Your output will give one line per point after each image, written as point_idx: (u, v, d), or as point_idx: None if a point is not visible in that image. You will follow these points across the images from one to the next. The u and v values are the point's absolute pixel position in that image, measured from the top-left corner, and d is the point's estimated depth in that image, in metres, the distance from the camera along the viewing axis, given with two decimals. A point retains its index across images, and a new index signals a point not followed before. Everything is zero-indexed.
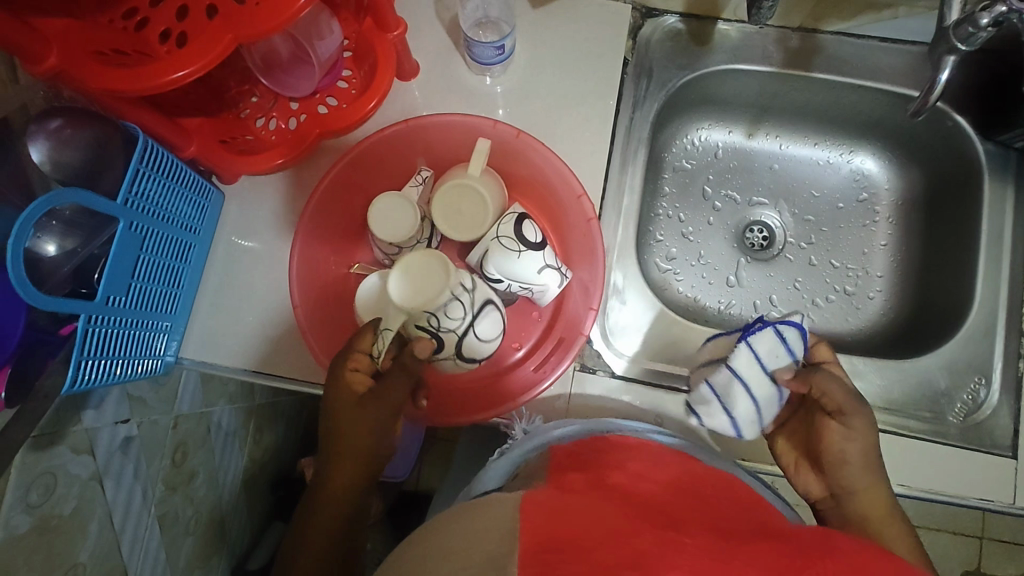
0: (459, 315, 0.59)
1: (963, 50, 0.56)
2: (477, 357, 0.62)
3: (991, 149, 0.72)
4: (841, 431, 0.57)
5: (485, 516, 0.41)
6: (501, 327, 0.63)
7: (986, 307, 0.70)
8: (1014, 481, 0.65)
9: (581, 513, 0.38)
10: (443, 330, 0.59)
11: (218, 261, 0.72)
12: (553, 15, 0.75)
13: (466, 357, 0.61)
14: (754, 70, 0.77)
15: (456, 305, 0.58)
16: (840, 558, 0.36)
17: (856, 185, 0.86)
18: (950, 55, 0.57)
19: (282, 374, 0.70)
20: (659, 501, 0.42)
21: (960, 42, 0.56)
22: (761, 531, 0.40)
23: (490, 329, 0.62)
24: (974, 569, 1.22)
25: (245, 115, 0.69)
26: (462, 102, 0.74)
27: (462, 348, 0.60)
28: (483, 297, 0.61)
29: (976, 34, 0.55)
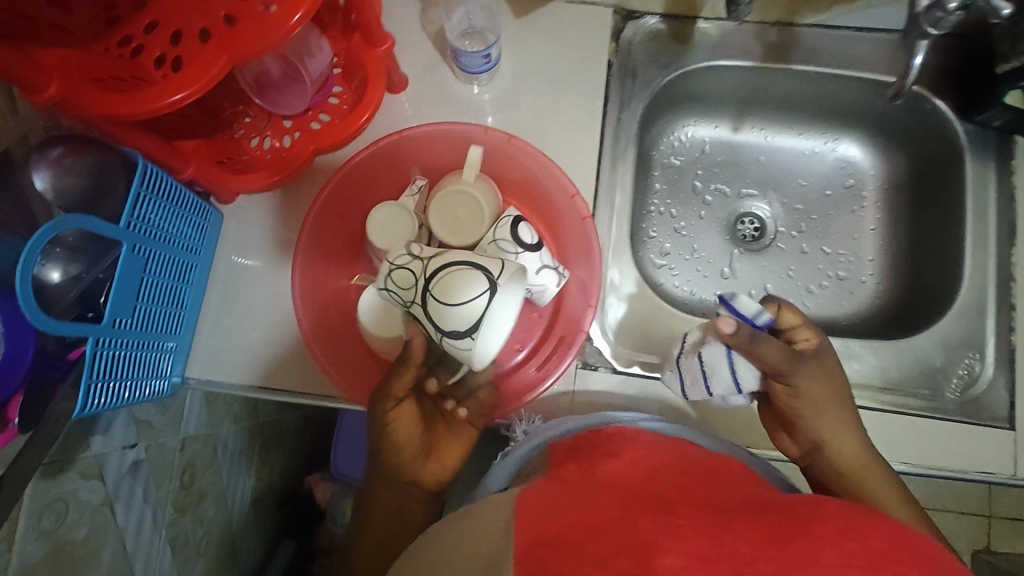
0: (404, 284, 0.57)
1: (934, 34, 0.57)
2: (462, 327, 0.55)
3: (970, 129, 0.74)
4: (790, 395, 0.59)
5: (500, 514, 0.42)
6: (482, 286, 0.54)
7: (975, 283, 0.71)
8: (1013, 452, 0.66)
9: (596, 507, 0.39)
10: (411, 303, 0.58)
11: (218, 280, 0.73)
12: (537, 23, 0.77)
13: (447, 329, 0.55)
14: (736, 66, 0.79)
15: (400, 271, 0.56)
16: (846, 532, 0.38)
17: (842, 173, 0.87)
18: (922, 40, 0.58)
19: (287, 388, 0.71)
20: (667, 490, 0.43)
21: (931, 25, 0.57)
22: (765, 511, 0.42)
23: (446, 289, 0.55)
24: (983, 547, 1.23)
25: (240, 135, 0.70)
26: (452, 111, 0.76)
27: (438, 320, 0.55)
28: (442, 261, 0.56)
29: (945, 18, 0.56)
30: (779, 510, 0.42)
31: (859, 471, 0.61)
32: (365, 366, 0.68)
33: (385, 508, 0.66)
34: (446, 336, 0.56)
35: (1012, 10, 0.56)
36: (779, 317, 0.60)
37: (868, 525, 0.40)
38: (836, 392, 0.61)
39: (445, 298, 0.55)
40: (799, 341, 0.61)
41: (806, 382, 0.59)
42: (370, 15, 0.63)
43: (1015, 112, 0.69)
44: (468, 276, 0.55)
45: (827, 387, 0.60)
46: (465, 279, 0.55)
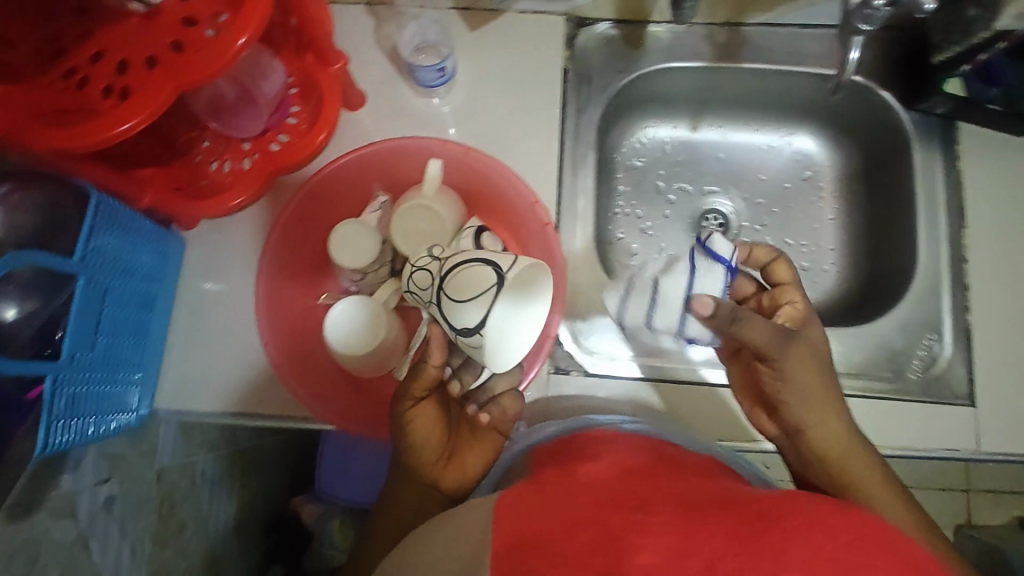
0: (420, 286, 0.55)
1: (866, 29, 0.59)
2: (470, 325, 0.51)
3: (916, 118, 0.77)
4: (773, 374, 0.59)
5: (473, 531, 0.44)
6: (490, 281, 0.51)
7: (930, 265, 0.74)
8: (974, 427, 0.68)
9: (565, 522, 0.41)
10: (428, 303, 0.55)
11: (185, 307, 0.72)
12: (491, 35, 0.78)
13: (458, 327, 0.52)
14: (688, 67, 0.81)
15: (419, 272, 0.55)
16: (797, 513, 0.40)
17: (799, 166, 0.89)
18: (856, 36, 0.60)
19: (261, 412, 0.70)
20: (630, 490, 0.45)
21: (863, 22, 0.59)
22: (724, 501, 0.44)
23: (457, 288, 0.52)
24: (965, 522, 1.26)
25: (198, 160, 0.69)
26: (412, 126, 0.76)
27: (451, 321, 0.53)
28: (455, 258, 0.53)
29: (874, 14, 0.58)
30: (753, 505, 0.42)
31: (853, 463, 0.59)
32: (336, 385, 0.68)
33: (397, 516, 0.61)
34: (458, 336, 0.52)
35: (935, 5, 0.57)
36: (771, 270, 0.65)
37: (841, 515, 0.40)
38: (824, 374, 0.60)
39: (457, 296, 0.52)
40: (786, 303, 0.62)
41: (797, 360, 0.58)
42: (321, 34, 0.64)
43: (954, 99, 0.72)
44: (478, 271, 0.52)
45: (818, 368, 0.59)
46: (474, 276, 0.51)
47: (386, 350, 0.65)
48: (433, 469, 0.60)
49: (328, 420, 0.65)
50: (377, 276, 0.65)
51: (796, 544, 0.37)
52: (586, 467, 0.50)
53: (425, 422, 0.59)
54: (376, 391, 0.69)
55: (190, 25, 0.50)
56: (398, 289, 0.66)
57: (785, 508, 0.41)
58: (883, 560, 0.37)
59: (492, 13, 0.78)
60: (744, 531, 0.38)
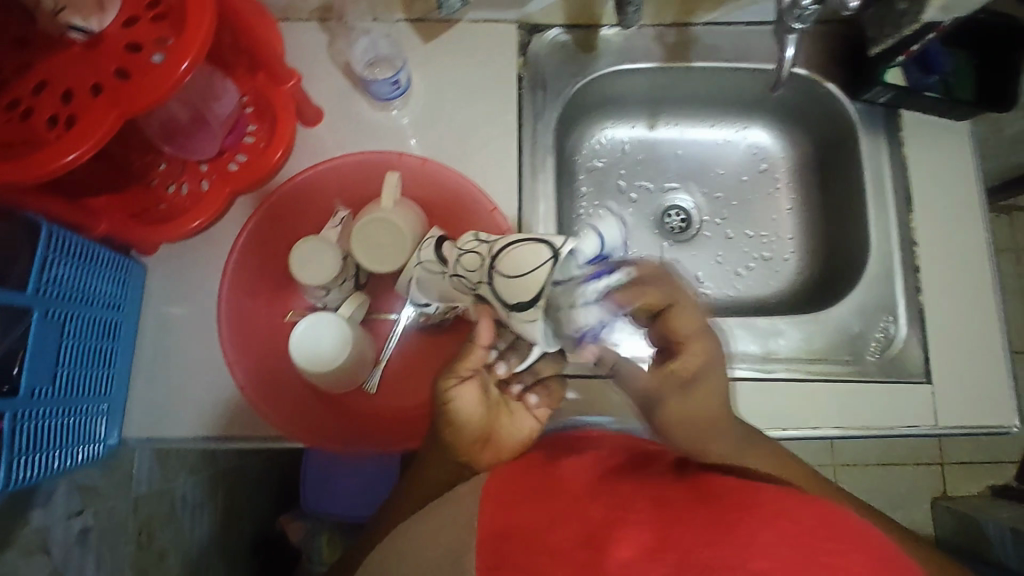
0: (472, 264, 0.55)
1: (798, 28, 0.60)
2: (524, 302, 0.51)
3: (860, 107, 0.79)
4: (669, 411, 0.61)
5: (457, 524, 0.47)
6: (542, 259, 0.50)
7: (882, 250, 0.76)
8: (932, 403, 0.71)
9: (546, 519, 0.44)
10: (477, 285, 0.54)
11: (149, 333, 0.71)
12: (445, 45, 0.78)
13: (513, 304, 0.51)
14: (640, 68, 0.82)
15: (469, 253, 0.55)
16: (757, 506, 0.43)
17: (755, 158, 0.92)
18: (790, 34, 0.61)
19: (234, 434, 0.70)
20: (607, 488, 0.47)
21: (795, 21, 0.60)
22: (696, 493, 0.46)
23: (514, 266, 0.51)
24: (941, 494, 1.30)
25: (154, 183, 0.68)
26: (371, 139, 0.76)
27: (501, 300, 0.52)
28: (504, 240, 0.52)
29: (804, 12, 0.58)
30: (723, 494, 0.45)
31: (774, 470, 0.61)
32: (305, 402, 0.68)
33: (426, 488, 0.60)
34: (510, 313, 0.51)
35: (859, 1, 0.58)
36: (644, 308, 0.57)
37: (806, 504, 0.43)
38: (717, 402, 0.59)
39: (512, 274, 0.51)
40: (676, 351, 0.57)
41: (684, 416, 0.58)
42: (268, 54, 0.64)
43: (896, 89, 0.74)
44: (527, 251, 0.51)
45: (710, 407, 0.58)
46: (528, 255, 0.50)
47: (356, 363, 0.65)
48: (473, 447, 0.58)
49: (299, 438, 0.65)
50: (341, 292, 0.66)
51: (761, 534, 0.39)
52: (573, 462, 0.54)
53: (472, 402, 0.57)
54: (344, 405, 0.69)
55: (135, 50, 0.49)
56: (364, 302, 0.67)
57: (751, 496, 0.44)
58: (843, 548, 0.40)
59: (444, 23, 0.78)
60: (713, 521, 0.41)
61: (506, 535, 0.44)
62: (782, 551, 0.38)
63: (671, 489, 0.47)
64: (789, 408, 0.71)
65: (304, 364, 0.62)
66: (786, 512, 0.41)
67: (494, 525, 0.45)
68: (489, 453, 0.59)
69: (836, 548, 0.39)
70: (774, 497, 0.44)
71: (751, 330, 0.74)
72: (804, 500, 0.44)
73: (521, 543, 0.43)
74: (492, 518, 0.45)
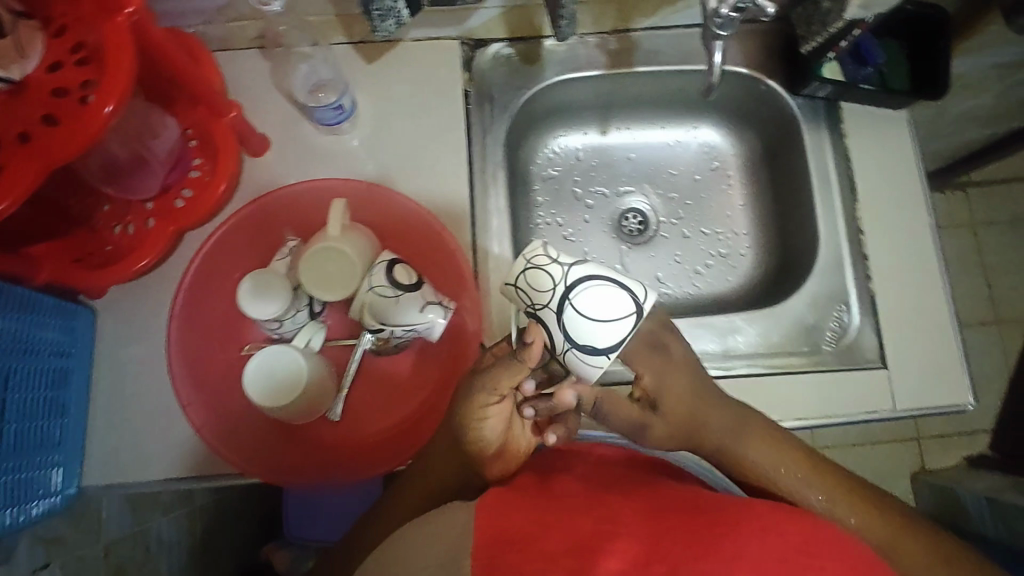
0: (545, 287, 0.50)
1: (723, 36, 0.59)
2: (598, 346, 0.50)
3: (801, 102, 0.81)
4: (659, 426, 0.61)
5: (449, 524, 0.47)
6: (627, 310, 0.49)
7: (831, 241, 0.78)
8: (889, 388, 0.73)
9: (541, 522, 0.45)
10: (541, 306, 0.50)
11: (104, 377, 0.70)
12: (388, 65, 0.78)
13: (580, 343, 0.50)
14: (585, 76, 0.83)
15: (537, 273, 0.50)
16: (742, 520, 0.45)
17: (706, 157, 0.93)
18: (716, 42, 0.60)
19: (197, 473, 0.68)
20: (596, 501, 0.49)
21: (716, 30, 0.58)
22: (679, 505, 0.48)
23: (595, 307, 0.49)
24: (919, 468, 1.33)
25: (100, 225, 0.68)
26: (320, 164, 0.76)
27: (569, 329, 0.50)
28: (586, 273, 0.49)
29: (726, 22, 0.57)
30: (712, 508, 0.47)
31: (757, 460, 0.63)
32: (269, 435, 0.68)
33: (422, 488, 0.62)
34: (573, 348, 0.50)
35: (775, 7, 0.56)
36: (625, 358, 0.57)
37: (789, 518, 0.46)
38: (690, 392, 0.59)
39: (594, 315, 0.49)
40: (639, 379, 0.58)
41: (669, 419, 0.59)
42: (203, 89, 0.64)
43: (833, 83, 0.76)
44: (610, 295, 0.49)
45: (685, 406, 0.59)
46: (611, 298, 0.49)
47: (315, 393, 0.65)
48: (487, 459, 0.56)
49: (262, 477, 0.64)
50: (294, 322, 0.66)
51: (748, 549, 0.43)
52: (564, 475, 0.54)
53: (495, 419, 0.54)
54: (306, 434, 0.68)
55: (60, 95, 0.48)
56: (321, 327, 0.68)
57: (738, 511, 0.46)
58: (820, 563, 0.43)
59: (386, 43, 0.78)
60: (703, 535, 0.44)
61: (503, 539, 0.44)
62: (765, 566, 0.42)
63: (656, 500, 0.50)
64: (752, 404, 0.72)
65: (263, 401, 0.62)
66: (772, 527, 0.44)
67: (492, 530, 0.45)
68: (500, 465, 0.57)
69: (812, 563, 0.43)
70: (758, 509, 0.46)
71: (709, 330, 0.75)
72: (787, 513, 0.47)
73: (520, 551, 0.43)
74: (490, 519, 0.45)
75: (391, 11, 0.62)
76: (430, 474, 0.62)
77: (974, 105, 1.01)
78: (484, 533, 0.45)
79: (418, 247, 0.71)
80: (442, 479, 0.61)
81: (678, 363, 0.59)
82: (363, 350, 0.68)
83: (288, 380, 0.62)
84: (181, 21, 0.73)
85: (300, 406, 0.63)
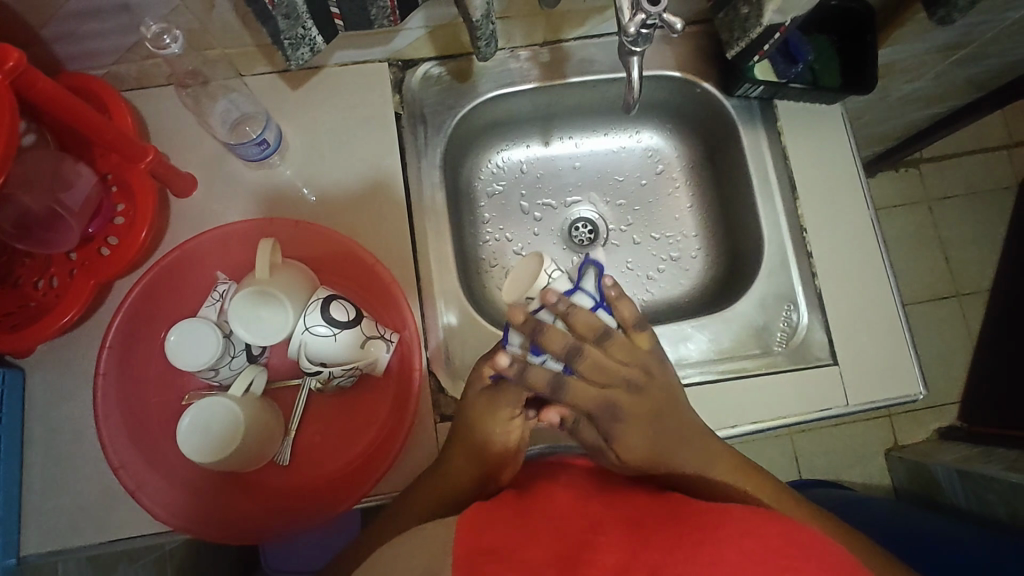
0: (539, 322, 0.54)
1: (639, 51, 0.59)
2: None
3: (736, 103, 0.80)
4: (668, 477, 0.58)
5: (425, 536, 0.47)
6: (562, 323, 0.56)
7: (775, 241, 0.78)
8: (841, 383, 0.73)
9: (512, 531, 0.44)
10: None
11: (35, 440, 0.67)
12: (315, 93, 0.76)
13: None
14: (520, 91, 0.81)
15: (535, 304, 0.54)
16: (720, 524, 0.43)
17: (650, 161, 0.92)
18: (633, 57, 0.60)
19: (143, 532, 0.65)
20: (569, 510, 0.47)
21: (630, 47, 0.59)
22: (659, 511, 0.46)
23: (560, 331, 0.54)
24: (892, 445, 1.33)
25: (21, 281, 0.66)
26: (251, 200, 0.73)
27: None
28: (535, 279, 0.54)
29: (636, 39, 0.58)
30: (692, 512, 0.45)
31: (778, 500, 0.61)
32: (213, 488, 0.65)
33: (417, 500, 0.60)
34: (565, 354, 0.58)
35: (683, 22, 0.56)
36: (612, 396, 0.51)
37: (766, 523, 0.43)
38: (658, 436, 0.55)
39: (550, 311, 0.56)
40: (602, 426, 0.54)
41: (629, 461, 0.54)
42: (112, 135, 0.62)
43: (765, 84, 0.76)
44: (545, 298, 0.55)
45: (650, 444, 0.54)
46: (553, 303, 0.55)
47: (257, 442, 0.63)
48: (501, 458, 0.59)
49: (202, 535, 0.63)
50: (231, 368, 0.65)
51: (725, 553, 0.40)
52: (544, 486, 0.53)
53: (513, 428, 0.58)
54: (256, 482, 0.66)
55: None
56: (260, 368, 0.66)
57: (719, 516, 0.44)
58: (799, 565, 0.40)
59: (311, 69, 0.76)
60: (682, 540, 0.42)
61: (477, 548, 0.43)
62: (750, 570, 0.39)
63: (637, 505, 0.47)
64: (708, 411, 0.72)
65: (202, 459, 0.60)
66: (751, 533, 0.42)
67: (467, 542, 0.44)
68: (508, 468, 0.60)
69: (791, 565, 0.40)
70: (739, 513, 0.44)
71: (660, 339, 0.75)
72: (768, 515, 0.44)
73: (493, 561, 0.41)
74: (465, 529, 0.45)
75: (304, 40, 0.61)
76: (426, 484, 0.61)
77: (915, 88, 1.01)
78: (458, 546, 0.44)
79: (355, 277, 0.70)
80: (454, 483, 0.59)
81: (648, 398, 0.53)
82: (308, 388, 0.68)
83: (229, 427, 0.61)
84: (91, 61, 0.69)
85: (248, 451, 0.62)
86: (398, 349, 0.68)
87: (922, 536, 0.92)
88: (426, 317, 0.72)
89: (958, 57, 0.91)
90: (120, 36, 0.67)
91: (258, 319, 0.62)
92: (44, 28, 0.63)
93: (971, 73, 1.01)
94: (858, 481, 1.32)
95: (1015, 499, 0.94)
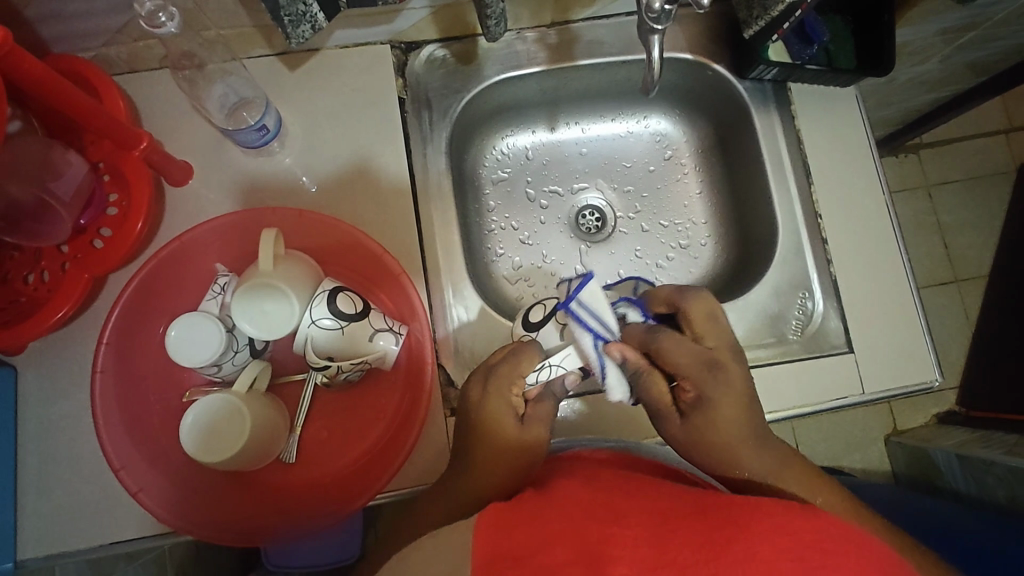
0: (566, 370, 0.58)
1: (660, 28, 0.57)
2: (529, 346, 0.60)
3: (749, 86, 0.78)
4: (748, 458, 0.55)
5: (447, 536, 0.46)
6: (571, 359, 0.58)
7: (789, 228, 0.76)
8: (856, 373, 0.72)
9: (532, 525, 0.43)
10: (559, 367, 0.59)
11: (30, 438, 0.64)
12: (313, 75, 0.73)
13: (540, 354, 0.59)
14: (526, 74, 0.78)
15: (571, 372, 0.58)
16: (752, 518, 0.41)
17: (659, 146, 0.90)
18: (653, 35, 0.58)
19: (145, 533, 0.63)
20: (595, 503, 0.46)
21: (651, 23, 0.57)
22: (687, 505, 0.44)
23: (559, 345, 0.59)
24: (892, 430, 1.33)
25: (10, 274, 0.63)
26: (252, 188, 0.71)
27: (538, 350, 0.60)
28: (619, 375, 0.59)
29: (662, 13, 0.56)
30: (722, 508, 0.43)
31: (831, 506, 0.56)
32: (219, 487, 0.64)
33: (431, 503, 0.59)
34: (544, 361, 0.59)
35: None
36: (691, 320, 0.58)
37: (797, 516, 0.41)
38: (747, 425, 0.55)
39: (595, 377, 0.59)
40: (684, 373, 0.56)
41: (709, 431, 0.55)
42: (101, 121, 0.59)
43: (779, 66, 0.74)
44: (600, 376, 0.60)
45: (738, 421, 0.55)
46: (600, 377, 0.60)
47: (259, 444, 0.60)
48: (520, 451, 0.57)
49: (207, 538, 0.61)
50: (234, 364, 0.63)
51: (756, 550, 0.38)
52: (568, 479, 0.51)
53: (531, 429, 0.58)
54: (260, 480, 0.64)
55: None
56: (266, 366, 0.64)
57: (750, 511, 0.42)
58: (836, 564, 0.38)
59: (308, 52, 0.73)
60: (711, 538, 0.40)
61: (502, 547, 0.42)
62: (780, 569, 0.38)
63: (664, 498, 0.46)
64: None
65: (202, 456, 0.57)
66: (783, 530, 0.40)
67: (489, 542, 0.43)
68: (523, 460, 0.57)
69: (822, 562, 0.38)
70: (768, 507, 0.42)
71: None
72: (799, 509, 0.42)
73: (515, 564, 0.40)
74: (490, 529, 0.44)
75: (305, 16, 0.57)
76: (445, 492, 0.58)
77: (920, 72, 1.00)
78: (476, 552, 0.42)
79: (362, 269, 0.68)
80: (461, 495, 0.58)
81: (739, 370, 0.56)
82: (314, 382, 0.66)
83: (233, 422, 0.58)
84: (80, 43, 0.66)
85: (252, 450, 0.59)
86: (406, 342, 0.65)
87: (928, 523, 0.91)
88: (435, 310, 0.70)
89: (968, 39, 0.89)
90: (109, 17, 0.63)
91: (264, 310, 0.59)
92: (28, 8, 0.59)
93: (979, 55, 0.99)
94: (858, 467, 1.31)
95: (1017, 485, 0.93)
